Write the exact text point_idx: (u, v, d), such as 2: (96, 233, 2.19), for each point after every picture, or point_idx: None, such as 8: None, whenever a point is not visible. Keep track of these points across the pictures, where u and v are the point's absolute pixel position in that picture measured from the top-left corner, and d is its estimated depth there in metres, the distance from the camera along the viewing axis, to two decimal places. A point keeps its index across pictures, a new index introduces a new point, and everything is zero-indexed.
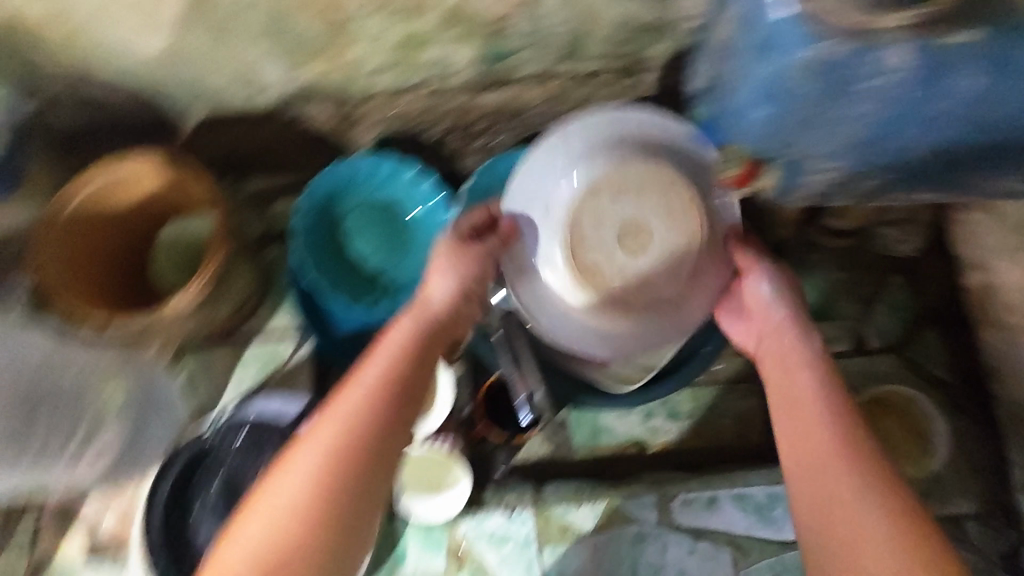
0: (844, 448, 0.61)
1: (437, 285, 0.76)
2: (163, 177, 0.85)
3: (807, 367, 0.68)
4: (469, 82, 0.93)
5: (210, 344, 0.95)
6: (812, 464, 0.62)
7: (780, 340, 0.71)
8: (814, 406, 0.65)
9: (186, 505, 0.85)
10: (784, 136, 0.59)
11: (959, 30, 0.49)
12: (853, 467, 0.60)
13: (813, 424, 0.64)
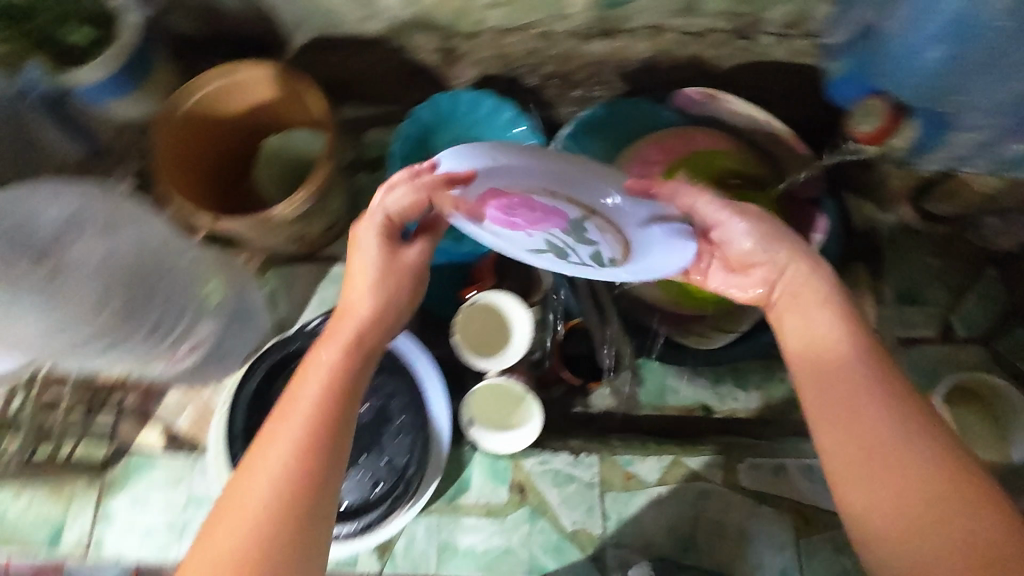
0: (855, 383, 0.55)
1: (355, 290, 0.64)
2: (276, 88, 0.86)
3: (823, 307, 0.60)
4: (579, 28, 0.92)
5: (297, 260, 0.98)
6: (844, 409, 0.55)
7: (791, 276, 0.62)
8: (849, 363, 0.56)
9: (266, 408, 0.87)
10: (946, 94, 0.66)
11: None
12: (888, 429, 0.52)
13: (824, 360, 0.57)
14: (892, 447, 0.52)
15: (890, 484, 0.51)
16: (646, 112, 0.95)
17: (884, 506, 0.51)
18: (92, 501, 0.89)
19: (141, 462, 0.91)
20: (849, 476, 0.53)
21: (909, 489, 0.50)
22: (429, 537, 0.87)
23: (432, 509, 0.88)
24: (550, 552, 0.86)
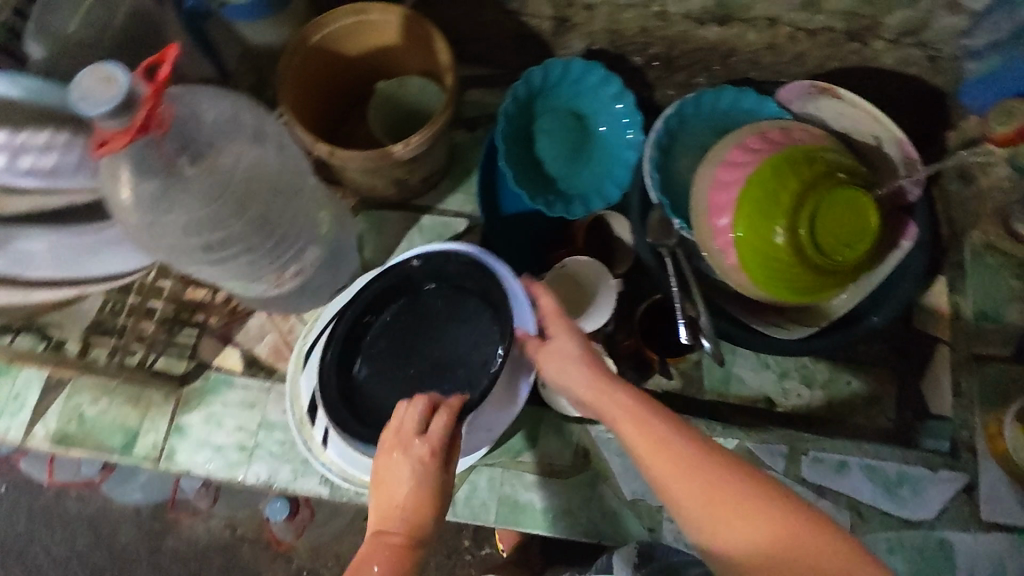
0: (673, 469, 0.57)
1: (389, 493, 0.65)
2: (402, 31, 0.88)
3: (661, 418, 0.61)
4: (697, 10, 0.95)
5: (388, 207, 0.99)
6: (689, 502, 0.56)
7: (609, 393, 0.63)
8: (673, 449, 0.58)
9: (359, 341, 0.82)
10: None
11: None
12: (726, 478, 0.56)
13: (655, 462, 0.58)
14: (735, 506, 0.55)
15: (744, 547, 0.54)
16: (750, 103, 0.96)
17: (710, 529, 0.55)
18: (166, 414, 0.90)
19: (220, 381, 0.92)
20: (686, 518, 0.56)
21: (775, 525, 0.54)
22: (490, 489, 0.87)
23: (495, 462, 0.88)
24: (609, 519, 0.85)
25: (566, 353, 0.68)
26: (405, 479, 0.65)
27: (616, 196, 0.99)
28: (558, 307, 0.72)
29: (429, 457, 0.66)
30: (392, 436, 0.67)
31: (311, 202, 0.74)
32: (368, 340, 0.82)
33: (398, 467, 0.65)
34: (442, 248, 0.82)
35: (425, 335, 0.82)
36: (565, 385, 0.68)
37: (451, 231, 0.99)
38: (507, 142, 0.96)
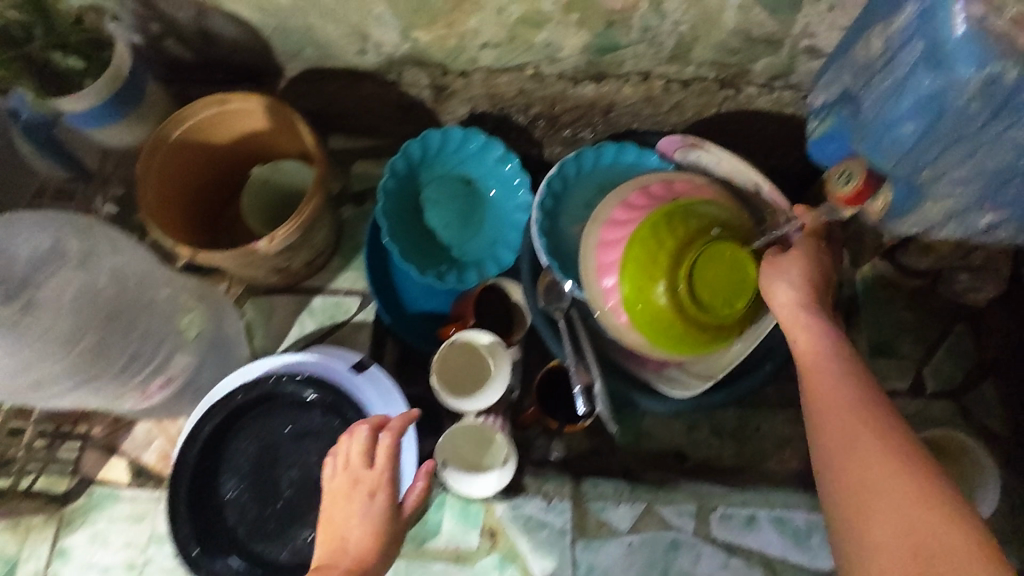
0: (846, 394, 0.60)
1: (352, 525, 0.73)
2: (268, 118, 0.86)
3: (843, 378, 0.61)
4: (569, 70, 0.95)
5: (276, 292, 0.97)
6: (835, 423, 0.58)
7: (808, 339, 0.67)
8: (837, 399, 0.60)
9: (217, 454, 0.83)
10: (927, 152, 0.57)
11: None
12: (875, 448, 0.55)
13: (833, 386, 0.61)
14: (869, 470, 0.54)
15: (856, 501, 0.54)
16: (631, 156, 0.97)
17: (835, 450, 0.57)
18: (48, 538, 0.86)
19: (104, 497, 0.87)
20: (817, 433, 0.59)
21: (896, 478, 0.53)
22: None
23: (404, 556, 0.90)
24: None
25: (788, 308, 0.71)
26: (356, 514, 0.74)
27: (509, 259, 0.99)
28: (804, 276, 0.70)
29: (377, 495, 0.75)
30: (347, 473, 0.75)
31: (167, 311, 0.72)
32: (229, 460, 0.83)
33: (352, 503, 0.74)
34: (295, 361, 0.84)
35: (282, 460, 0.84)
36: (775, 309, 0.72)
37: (344, 311, 0.97)
38: (391, 217, 0.95)
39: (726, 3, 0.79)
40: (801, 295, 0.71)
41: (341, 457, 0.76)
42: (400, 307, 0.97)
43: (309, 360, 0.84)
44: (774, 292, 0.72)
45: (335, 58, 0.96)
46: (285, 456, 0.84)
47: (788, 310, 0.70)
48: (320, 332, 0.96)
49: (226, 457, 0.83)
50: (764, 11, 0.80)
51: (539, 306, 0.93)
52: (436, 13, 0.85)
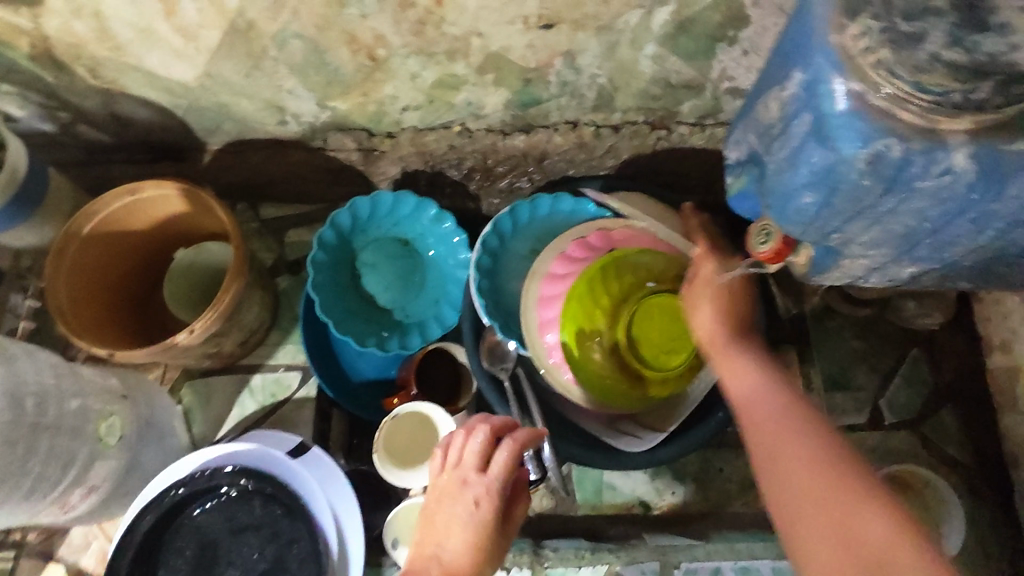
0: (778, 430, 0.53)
1: (451, 534, 0.63)
2: (186, 203, 0.83)
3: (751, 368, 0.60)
4: (496, 123, 0.93)
5: (213, 373, 0.94)
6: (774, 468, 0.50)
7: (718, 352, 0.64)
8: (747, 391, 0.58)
9: (154, 554, 0.80)
10: (834, 223, 0.49)
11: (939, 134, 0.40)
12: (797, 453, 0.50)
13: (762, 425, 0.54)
14: (785, 445, 0.51)
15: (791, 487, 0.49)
16: (568, 206, 0.94)
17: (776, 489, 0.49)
18: None
19: None
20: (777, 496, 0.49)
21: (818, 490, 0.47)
22: None
23: None
24: None
25: (705, 313, 0.67)
26: (456, 526, 0.63)
27: (453, 319, 0.95)
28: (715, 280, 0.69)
29: (482, 505, 0.64)
30: (455, 476, 0.66)
31: (74, 424, 0.71)
32: (166, 560, 0.80)
33: (454, 509, 0.64)
34: (230, 452, 0.81)
35: (222, 558, 0.81)
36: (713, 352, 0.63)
37: (284, 387, 0.94)
38: (324, 289, 0.92)
39: (639, 54, 0.78)
40: (722, 302, 0.67)
41: (452, 454, 0.68)
42: (344, 379, 0.94)
43: (245, 451, 0.80)
44: (693, 296, 0.70)
45: (257, 130, 0.94)
46: (225, 551, 0.81)
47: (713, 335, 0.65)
48: (262, 413, 0.93)
49: (163, 557, 0.80)
50: (679, 59, 0.79)
51: (483, 369, 0.90)
52: (349, 83, 0.83)
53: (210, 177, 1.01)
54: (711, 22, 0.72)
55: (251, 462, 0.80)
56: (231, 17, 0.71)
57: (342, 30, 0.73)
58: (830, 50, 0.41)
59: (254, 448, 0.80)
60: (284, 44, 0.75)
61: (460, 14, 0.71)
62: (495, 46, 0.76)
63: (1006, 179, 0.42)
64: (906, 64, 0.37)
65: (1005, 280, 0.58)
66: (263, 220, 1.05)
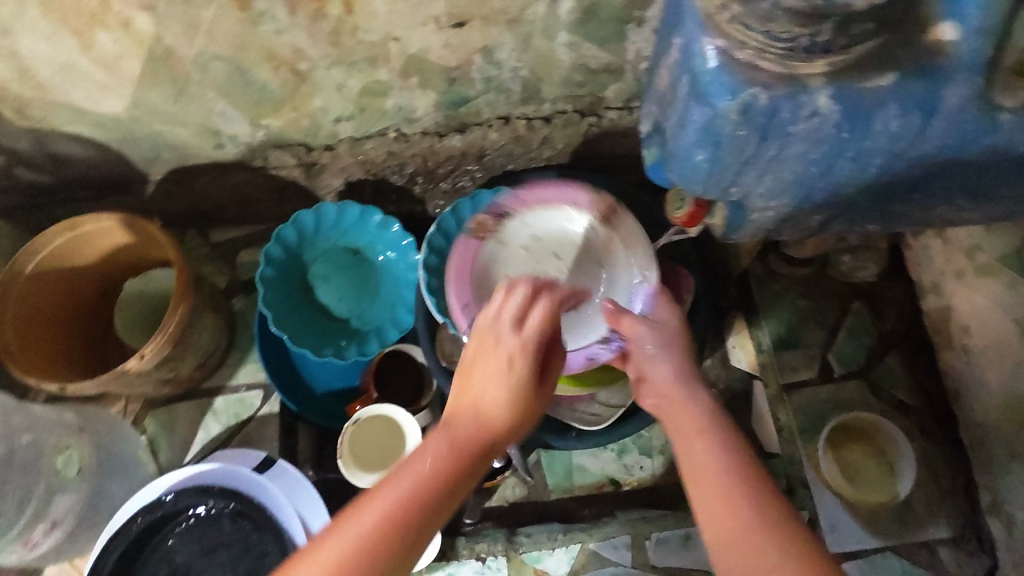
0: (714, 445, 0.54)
1: (483, 386, 0.55)
2: (128, 232, 0.84)
3: (705, 436, 0.55)
4: (431, 126, 0.95)
5: (175, 400, 0.94)
6: (709, 495, 0.51)
7: (669, 395, 0.60)
8: (700, 466, 0.53)
9: None
10: (728, 177, 0.51)
11: (810, 73, 0.42)
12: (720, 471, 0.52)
13: (701, 446, 0.54)
14: (741, 532, 0.48)
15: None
16: None
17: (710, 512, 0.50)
18: None
19: None
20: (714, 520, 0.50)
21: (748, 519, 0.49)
22: None
23: None
24: None
25: (651, 357, 0.64)
26: (493, 381, 0.55)
27: (409, 321, 0.97)
28: (660, 332, 0.66)
29: (521, 362, 0.56)
30: (492, 335, 0.57)
31: (25, 459, 0.76)
32: None
33: (487, 364, 0.56)
34: (193, 474, 0.81)
35: None
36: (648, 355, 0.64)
37: (248, 406, 0.95)
38: (276, 304, 0.93)
39: (554, 44, 0.80)
40: (666, 340, 0.65)
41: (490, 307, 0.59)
42: (306, 391, 0.95)
43: (210, 471, 0.81)
44: (638, 326, 0.67)
45: (196, 156, 0.95)
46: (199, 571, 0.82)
47: (666, 387, 0.60)
48: (227, 434, 0.94)
49: None
50: (593, 45, 0.81)
51: (441, 365, 0.91)
52: (278, 99, 0.85)
53: (155, 207, 1.02)
54: (616, 5, 0.74)
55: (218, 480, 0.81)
56: (148, 45, 0.72)
57: (260, 47, 0.75)
58: (697, 11, 0.44)
59: (216, 467, 0.81)
60: (206, 67, 0.77)
61: (371, 20, 0.73)
62: (413, 49, 0.78)
63: (874, 111, 0.44)
64: (754, 15, 0.40)
65: (911, 219, 0.61)
66: (213, 246, 1.06)
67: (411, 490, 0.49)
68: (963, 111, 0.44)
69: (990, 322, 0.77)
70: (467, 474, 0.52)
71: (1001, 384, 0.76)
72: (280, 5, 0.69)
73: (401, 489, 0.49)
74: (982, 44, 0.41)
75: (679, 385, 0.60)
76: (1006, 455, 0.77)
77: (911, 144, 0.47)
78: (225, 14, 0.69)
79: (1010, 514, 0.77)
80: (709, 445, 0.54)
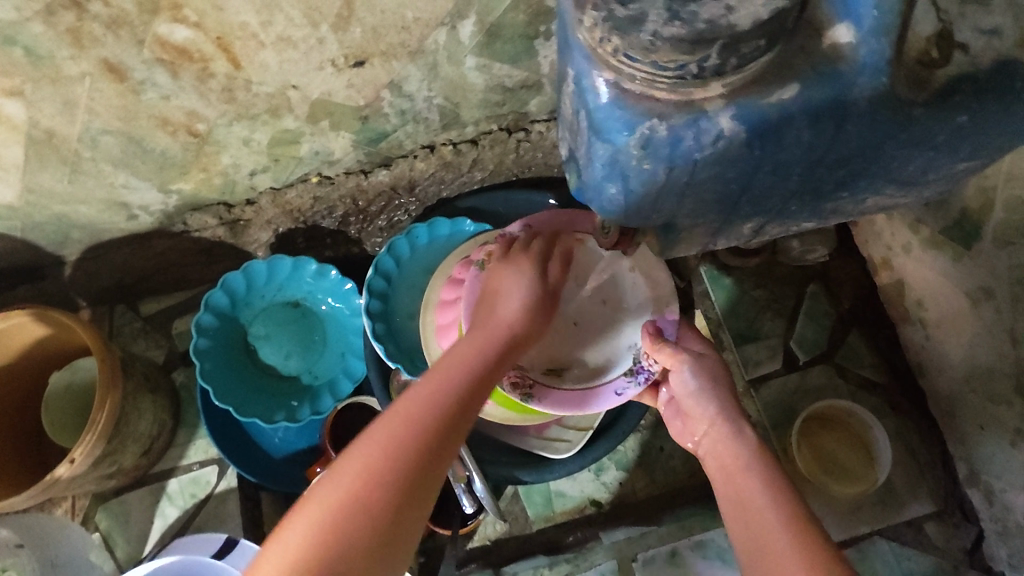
0: (758, 475, 0.55)
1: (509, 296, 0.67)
2: (43, 325, 0.78)
3: (749, 470, 0.56)
4: (354, 165, 0.90)
5: (125, 490, 0.89)
6: (745, 516, 0.52)
7: (712, 435, 0.62)
8: (743, 494, 0.54)
9: None
10: (644, 206, 0.48)
11: (708, 96, 0.39)
12: (760, 494, 0.53)
13: (744, 481, 0.55)
14: (777, 545, 0.49)
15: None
16: (447, 229, 0.92)
17: (751, 532, 0.51)
18: None
19: None
20: (757, 540, 0.50)
21: (781, 533, 0.49)
22: None
23: None
24: None
25: (692, 402, 0.65)
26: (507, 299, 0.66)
27: (362, 370, 0.93)
28: (703, 370, 0.66)
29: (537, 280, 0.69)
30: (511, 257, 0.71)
31: None
32: None
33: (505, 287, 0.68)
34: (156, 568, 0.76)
35: None
36: (690, 395, 0.65)
37: (204, 484, 0.90)
38: (216, 376, 0.88)
39: (463, 68, 0.77)
40: (708, 370, 0.66)
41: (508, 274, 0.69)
42: (265, 460, 0.91)
43: (171, 564, 0.76)
44: (673, 362, 0.67)
45: (109, 230, 0.90)
46: None
47: (710, 427, 0.63)
48: (185, 518, 0.89)
49: None
50: (504, 64, 0.77)
51: None
52: (183, 162, 0.80)
53: (77, 288, 0.97)
54: (519, 21, 0.71)
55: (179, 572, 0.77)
56: (24, 129, 0.68)
57: (149, 115, 0.70)
58: (580, 43, 0.40)
59: (179, 559, 0.77)
60: (94, 143, 0.72)
61: (263, 73, 0.68)
62: (315, 94, 0.74)
63: (782, 124, 0.42)
64: (636, 47, 0.36)
65: (845, 212, 0.58)
66: (146, 319, 1.01)
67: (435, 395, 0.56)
68: (874, 110, 0.42)
69: (944, 296, 0.75)
70: (483, 379, 0.60)
71: (962, 356, 0.75)
72: (160, 71, 0.64)
73: (427, 395, 0.56)
74: (880, 44, 0.39)
75: (723, 424, 0.62)
76: (976, 424, 0.76)
77: (826, 147, 0.45)
78: (100, 88, 0.65)
79: (988, 484, 0.76)
80: (753, 479, 0.55)
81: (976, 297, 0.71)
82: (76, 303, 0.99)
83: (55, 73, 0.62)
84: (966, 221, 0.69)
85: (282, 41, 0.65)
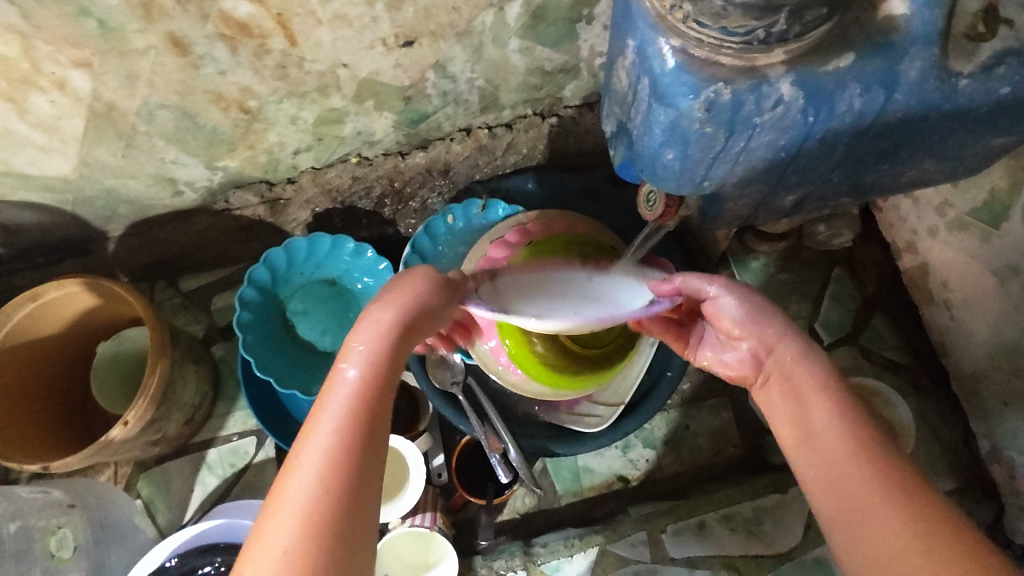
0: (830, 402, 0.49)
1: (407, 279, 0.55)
2: (95, 294, 0.81)
3: (816, 397, 0.50)
4: (392, 146, 0.92)
5: (166, 459, 0.92)
6: (815, 453, 0.48)
7: (769, 368, 0.55)
8: (812, 432, 0.49)
9: None
10: (700, 174, 0.51)
11: (769, 60, 0.42)
12: (831, 428, 0.48)
13: (808, 411, 0.50)
14: (856, 500, 0.44)
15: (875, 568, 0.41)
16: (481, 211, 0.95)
17: (828, 476, 0.46)
18: None
19: None
20: (836, 486, 0.45)
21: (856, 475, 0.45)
22: None
23: None
24: None
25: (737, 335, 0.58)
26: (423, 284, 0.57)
27: None
28: (744, 295, 0.58)
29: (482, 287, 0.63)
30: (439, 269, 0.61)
31: (17, 548, 0.75)
32: None
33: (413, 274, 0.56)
34: (199, 532, 0.78)
35: None
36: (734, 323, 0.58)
37: (242, 454, 0.93)
38: (257, 347, 0.91)
39: (505, 50, 0.79)
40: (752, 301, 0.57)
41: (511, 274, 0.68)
42: (301, 431, 0.93)
43: (212, 528, 0.79)
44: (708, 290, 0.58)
45: (155, 206, 0.92)
46: None
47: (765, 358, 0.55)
48: (224, 486, 0.92)
49: None
50: (545, 47, 0.80)
51: (435, 388, 0.86)
52: (231, 139, 0.82)
53: (119, 264, 0.99)
54: (563, 5, 0.73)
55: (219, 538, 0.78)
56: (87, 101, 0.70)
57: (206, 90, 0.73)
58: (646, 12, 0.43)
59: (222, 522, 0.79)
60: (151, 117, 0.75)
61: (317, 50, 0.71)
62: (364, 73, 0.76)
63: (838, 90, 0.44)
64: (706, 14, 0.38)
65: (883, 188, 0.61)
66: (185, 295, 1.04)
67: (370, 355, 0.47)
68: (922, 82, 0.45)
69: (970, 277, 0.78)
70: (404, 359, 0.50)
71: (988, 334, 0.77)
72: (221, 45, 0.67)
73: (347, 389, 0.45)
74: (933, 16, 0.41)
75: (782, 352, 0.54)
76: (1001, 401, 0.78)
77: (875, 118, 0.47)
78: (164, 61, 0.67)
79: (1011, 459, 0.78)
80: (822, 411, 0.49)
81: (1003, 275, 0.73)
82: (118, 279, 1.01)
83: (122, 46, 0.64)
84: (994, 202, 0.71)
85: (338, 19, 0.67)
